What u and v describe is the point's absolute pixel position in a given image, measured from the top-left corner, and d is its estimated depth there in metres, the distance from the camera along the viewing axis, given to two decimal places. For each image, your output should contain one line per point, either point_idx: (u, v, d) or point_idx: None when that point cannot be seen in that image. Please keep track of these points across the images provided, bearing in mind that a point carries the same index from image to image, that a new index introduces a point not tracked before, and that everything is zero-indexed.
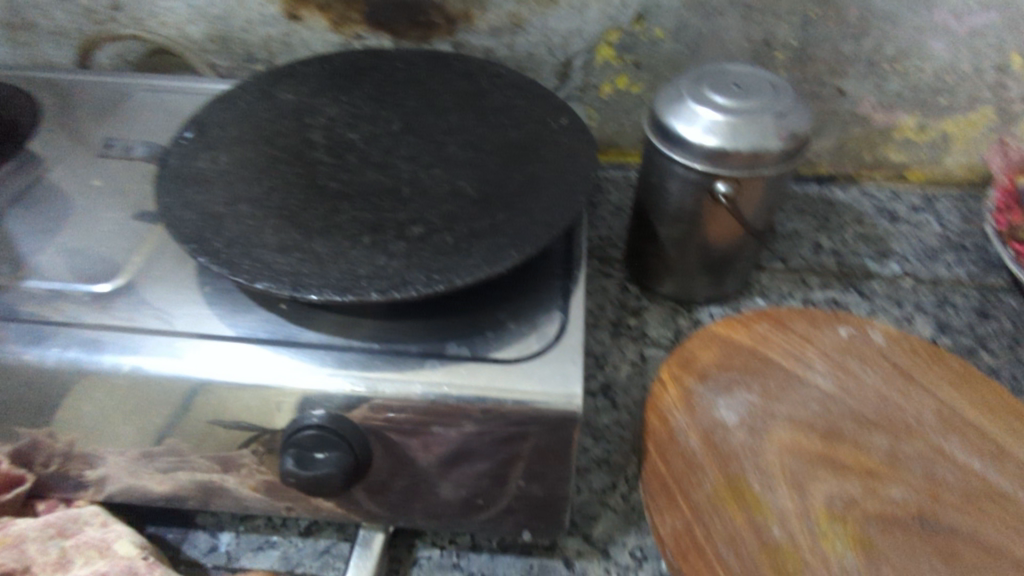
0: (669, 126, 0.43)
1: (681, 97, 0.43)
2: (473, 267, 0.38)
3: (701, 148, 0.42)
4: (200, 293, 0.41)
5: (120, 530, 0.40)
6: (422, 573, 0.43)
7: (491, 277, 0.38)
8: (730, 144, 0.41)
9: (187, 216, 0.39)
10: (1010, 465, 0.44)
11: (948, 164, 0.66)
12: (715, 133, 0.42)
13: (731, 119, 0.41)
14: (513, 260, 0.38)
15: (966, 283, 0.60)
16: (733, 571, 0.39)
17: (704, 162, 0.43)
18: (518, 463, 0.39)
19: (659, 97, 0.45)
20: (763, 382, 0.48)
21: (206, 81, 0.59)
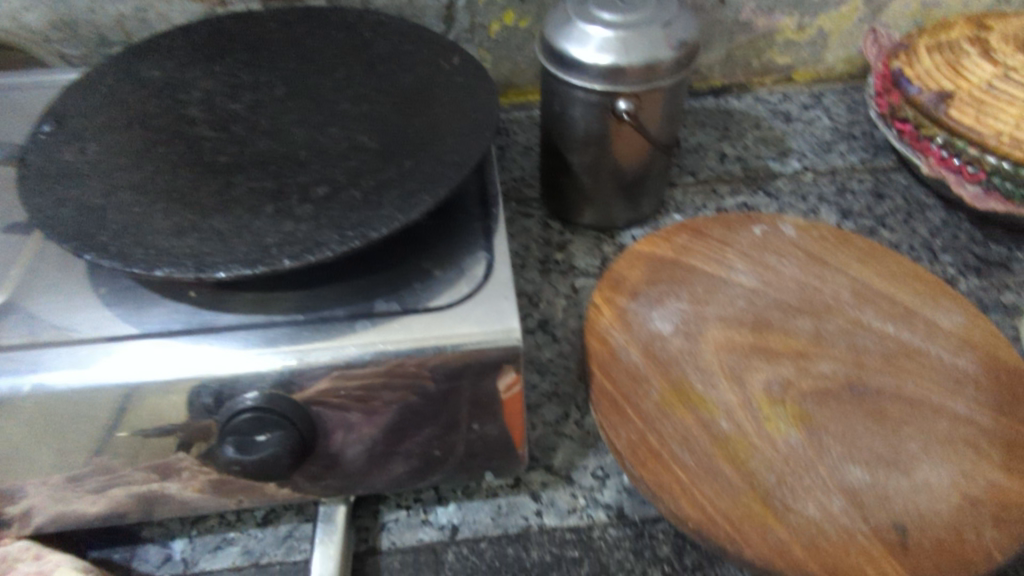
0: (565, 51, 0.49)
1: (572, 23, 0.49)
2: (387, 218, 0.37)
3: (597, 67, 0.48)
4: (96, 297, 0.40)
5: (56, 560, 0.39)
6: (392, 537, 0.42)
7: (408, 225, 0.37)
8: (623, 60, 0.48)
9: (63, 215, 0.37)
10: (918, 323, 0.48)
11: (829, 59, 0.74)
12: (607, 51, 0.48)
13: (619, 36, 0.48)
14: (427, 204, 0.38)
15: (860, 168, 0.67)
16: (690, 469, 0.40)
17: (603, 81, 0.49)
18: (467, 409, 0.39)
19: (558, 22, 0.50)
20: (690, 289, 0.50)
21: (56, 72, 0.58)
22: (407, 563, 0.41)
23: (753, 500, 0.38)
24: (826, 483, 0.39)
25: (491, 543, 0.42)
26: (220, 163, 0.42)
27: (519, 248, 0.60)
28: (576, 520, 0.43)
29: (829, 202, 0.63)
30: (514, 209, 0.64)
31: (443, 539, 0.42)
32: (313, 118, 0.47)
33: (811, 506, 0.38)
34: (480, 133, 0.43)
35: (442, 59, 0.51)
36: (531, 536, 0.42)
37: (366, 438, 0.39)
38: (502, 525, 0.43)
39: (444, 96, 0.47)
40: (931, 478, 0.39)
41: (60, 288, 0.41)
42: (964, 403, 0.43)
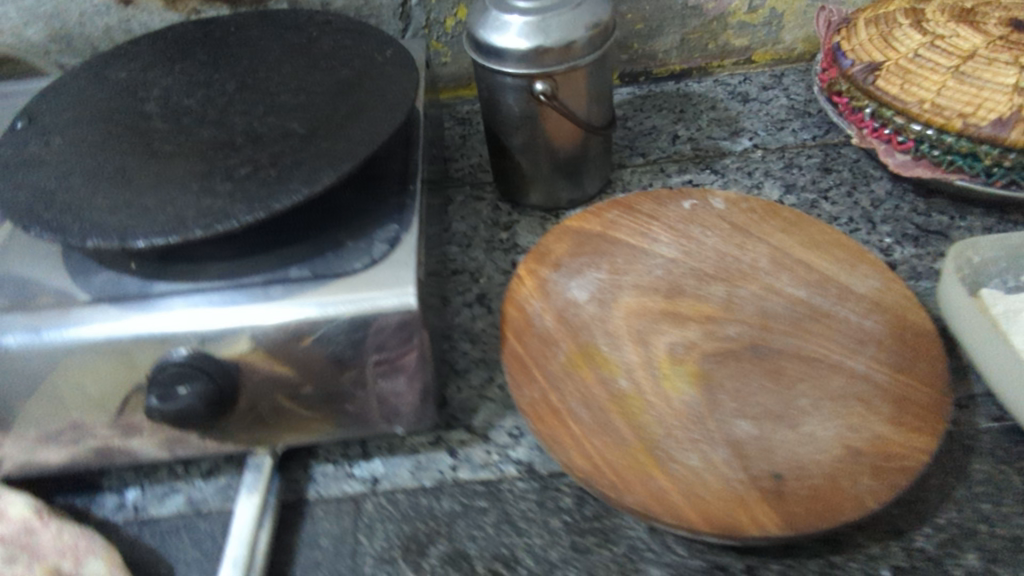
0: (488, 40, 0.53)
1: (491, 13, 0.52)
2: (292, 192, 0.42)
3: (519, 51, 0.51)
4: (58, 268, 0.46)
5: (9, 498, 0.42)
6: (319, 487, 0.46)
7: (311, 197, 0.42)
8: (543, 42, 0.51)
9: (18, 199, 0.44)
10: (831, 288, 0.49)
11: (788, 40, 0.75)
12: (526, 36, 0.51)
13: (535, 21, 0.51)
14: (330, 178, 0.43)
15: (810, 144, 0.67)
16: (585, 423, 0.42)
17: (526, 64, 0.52)
18: (372, 366, 0.43)
19: (480, 14, 0.53)
20: (611, 260, 0.52)
21: (33, 81, 0.63)
22: (328, 511, 0.45)
23: (639, 451, 0.41)
24: (713, 436, 0.41)
25: (407, 493, 0.45)
26: (165, 151, 0.48)
27: (467, 229, 0.63)
28: (488, 474, 0.45)
29: (775, 178, 0.64)
30: (466, 193, 0.67)
31: (364, 491, 0.45)
32: (256, 110, 0.52)
33: (695, 456, 0.40)
34: (393, 116, 0.48)
35: (377, 52, 0.56)
36: (444, 487, 0.45)
37: (402, 393, 0.44)
38: (418, 478, 0.46)
39: (372, 84, 0.52)
40: (817, 431, 0.41)
41: (28, 266, 0.47)
42: (863, 360, 0.44)
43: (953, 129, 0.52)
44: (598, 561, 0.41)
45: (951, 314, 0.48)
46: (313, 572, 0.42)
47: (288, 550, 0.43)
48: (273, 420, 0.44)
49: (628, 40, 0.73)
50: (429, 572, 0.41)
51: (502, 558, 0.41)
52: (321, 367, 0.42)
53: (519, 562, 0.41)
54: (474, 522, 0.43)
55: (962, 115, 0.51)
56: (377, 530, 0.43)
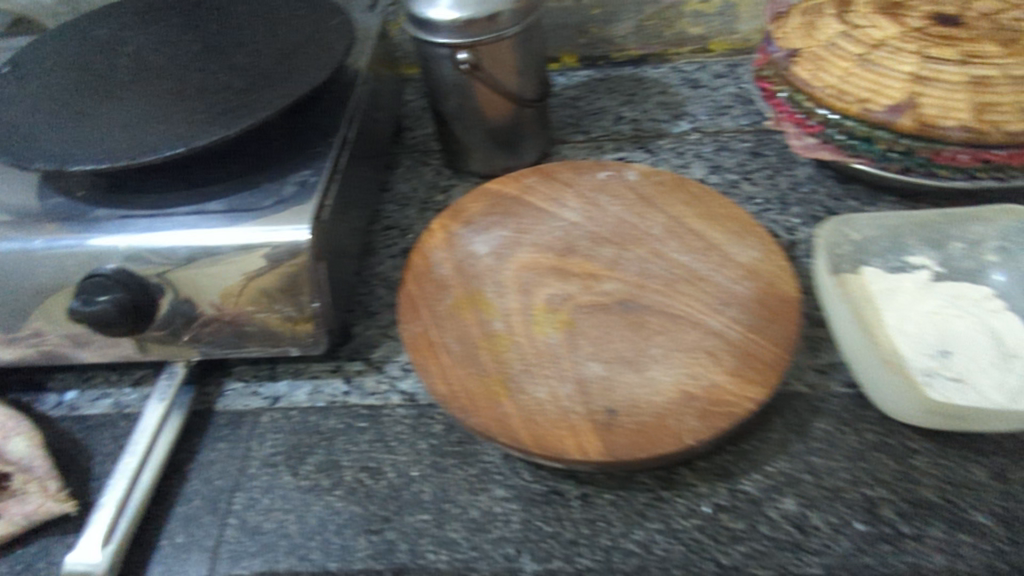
0: (423, 15, 0.56)
1: None
2: (211, 133, 0.48)
3: (452, 22, 0.55)
4: (19, 193, 0.53)
5: None
6: (228, 400, 0.52)
7: (227, 138, 0.48)
8: (473, 13, 0.55)
9: None
10: (714, 256, 0.52)
11: (744, 31, 0.77)
12: (458, 8, 0.55)
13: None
14: (245, 123, 0.49)
15: (746, 130, 0.70)
16: (454, 356, 0.46)
17: (459, 34, 0.56)
18: (267, 293, 0.48)
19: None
20: (518, 220, 0.56)
21: None
22: (231, 421, 0.50)
23: (495, 382, 0.45)
24: (564, 374, 0.45)
25: (300, 411, 0.50)
26: (120, 96, 0.54)
27: (408, 190, 0.68)
28: (374, 400, 0.50)
29: (704, 159, 0.67)
30: (414, 158, 0.72)
31: (264, 406, 0.51)
32: (208, 64, 0.58)
33: (543, 390, 0.44)
34: (318, 75, 0.54)
35: (324, 19, 0.61)
36: (334, 408, 0.50)
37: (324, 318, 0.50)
38: (313, 399, 0.51)
39: (312, 48, 0.58)
40: (659, 376, 0.44)
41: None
42: (722, 320, 0.47)
43: (852, 113, 0.54)
44: (451, 479, 0.45)
45: (825, 294, 0.50)
46: (206, 468, 0.48)
47: (190, 449, 0.49)
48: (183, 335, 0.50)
49: (586, 24, 0.77)
50: (303, 476, 0.46)
51: (368, 470, 0.46)
52: (225, 289, 0.48)
53: (383, 474, 0.46)
54: (352, 439, 0.48)
55: (861, 100, 0.53)
56: (268, 439, 0.49)
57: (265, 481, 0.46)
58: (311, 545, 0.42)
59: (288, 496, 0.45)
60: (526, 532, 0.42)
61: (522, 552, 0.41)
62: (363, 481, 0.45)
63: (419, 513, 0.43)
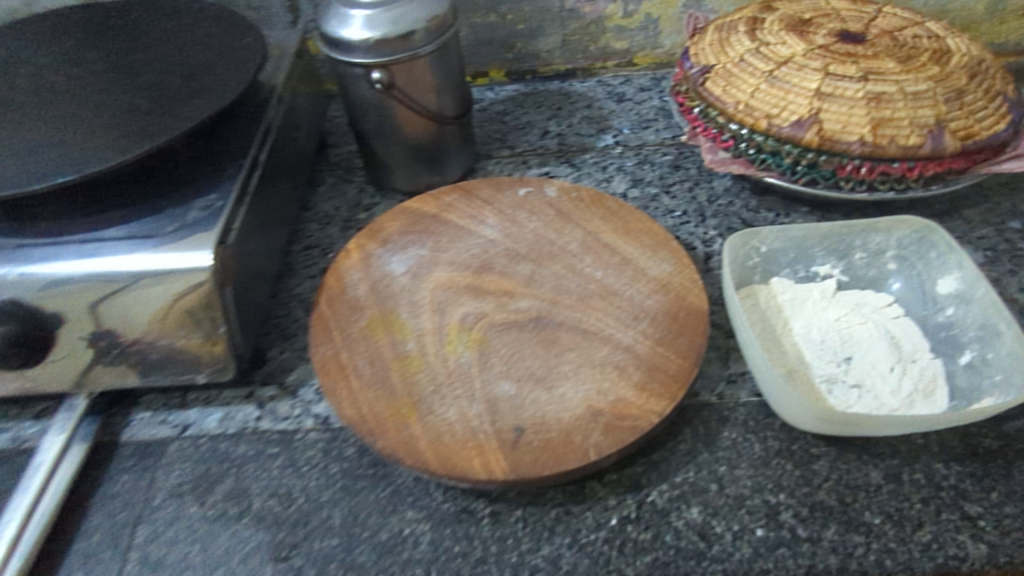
0: (336, 34, 0.55)
1: (339, 9, 0.55)
2: (106, 159, 0.47)
3: (365, 42, 0.54)
4: None
5: None
6: (134, 430, 0.50)
7: (123, 164, 0.47)
8: (387, 32, 0.54)
9: None
10: (627, 269, 0.52)
11: (667, 45, 0.78)
12: (371, 26, 0.54)
13: (379, 13, 0.54)
14: (143, 148, 0.48)
15: (668, 143, 0.71)
16: (364, 379, 0.46)
17: (372, 54, 0.55)
18: (170, 320, 0.47)
19: (328, 12, 0.56)
20: (436, 239, 0.56)
21: None
22: (137, 451, 0.49)
23: (404, 403, 0.44)
24: (474, 393, 0.45)
25: (210, 439, 0.49)
26: (16, 119, 0.52)
27: (331, 209, 0.68)
28: (287, 424, 0.49)
29: (625, 173, 0.68)
30: (339, 176, 0.71)
31: (172, 435, 0.49)
32: (113, 86, 0.56)
33: (452, 410, 0.44)
34: (224, 95, 0.53)
35: (235, 37, 0.60)
36: (245, 434, 0.49)
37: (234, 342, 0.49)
38: (224, 425, 0.50)
39: (221, 67, 0.57)
40: (568, 392, 0.44)
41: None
42: (631, 334, 0.47)
43: (760, 128, 0.55)
44: (362, 502, 0.44)
45: (731, 308, 0.50)
46: (108, 501, 0.46)
47: (91, 482, 0.47)
48: (78, 367, 0.48)
49: (511, 39, 0.77)
50: (211, 505, 0.45)
51: (278, 497, 0.45)
52: (154, 314, 0.46)
53: (292, 500, 0.45)
54: (262, 465, 0.47)
55: (768, 116, 0.55)
56: (175, 469, 0.47)
57: (169, 512, 0.45)
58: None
59: (194, 528, 0.44)
60: (435, 552, 0.41)
61: (431, 574, 0.40)
62: (271, 509, 0.44)
63: (328, 538, 0.43)
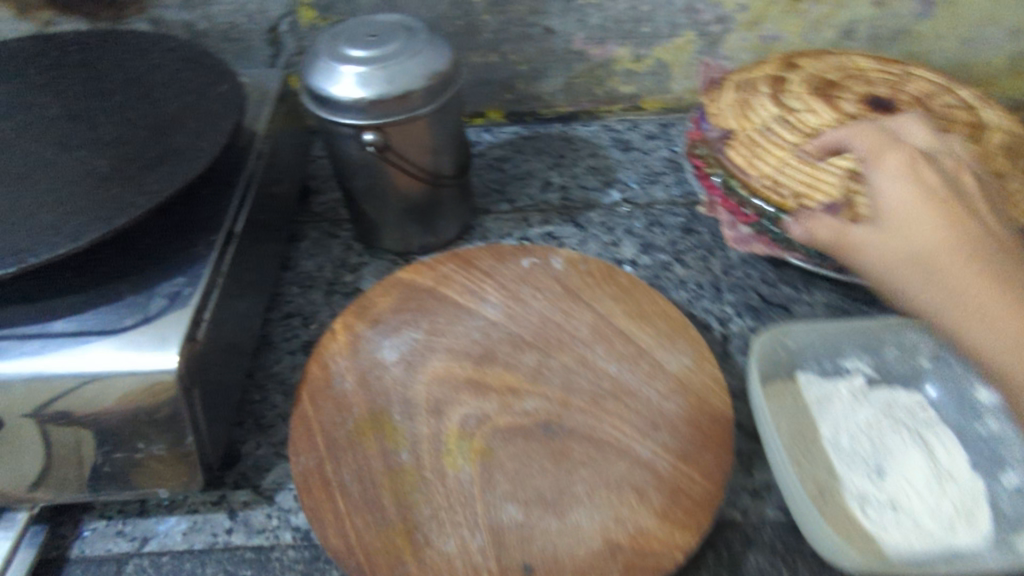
0: (325, 92, 0.50)
1: (328, 65, 0.50)
2: (53, 245, 0.41)
3: (358, 102, 0.49)
4: None
5: None
6: (84, 545, 0.44)
7: (74, 251, 0.41)
8: (382, 91, 0.49)
9: None
10: (644, 363, 0.47)
11: (677, 90, 0.73)
12: (366, 85, 0.49)
13: (375, 71, 0.49)
14: (98, 229, 0.42)
15: (678, 201, 0.66)
16: (351, 499, 0.41)
17: (365, 114, 0.50)
18: (128, 430, 0.41)
19: (317, 65, 0.51)
20: (432, 319, 0.51)
21: None
22: (87, 571, 0.43)
23: (397, 533, 0.39)
24: (476, 519, 0.39)
25: (173, 557, 0.43)
26: None
27: (314, 269, 0.63)
28: (261, 540, 0.44)
29: (634, 236, 0.63)
30: (323, 229, 0.66)
31: (130, 551, 0.43)
32: (68, 142, 0.50)
33: (451, 541, 0.38)
34: (196, 162, 0.47)
35: (209, 87, 0.55)
36: (213, 552, 0.43)
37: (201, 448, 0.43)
38: (190, 540, 0.44)
39: (193, 124, 0.51)
40: (582, 521, 0.39)
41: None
42: (650, 446, 0.43)
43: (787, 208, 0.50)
44: None
45: (757, 411, 0.46)
46: None
47: None
48: (16, 478, 0.42)
49: (512, 79, 0.72)
50: None
51: None
52: (105, 415, 0.40)
53: None
54: None
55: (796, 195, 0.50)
56: None
57: None
58: None
59: None
60: None
61: None
62: None
63: None
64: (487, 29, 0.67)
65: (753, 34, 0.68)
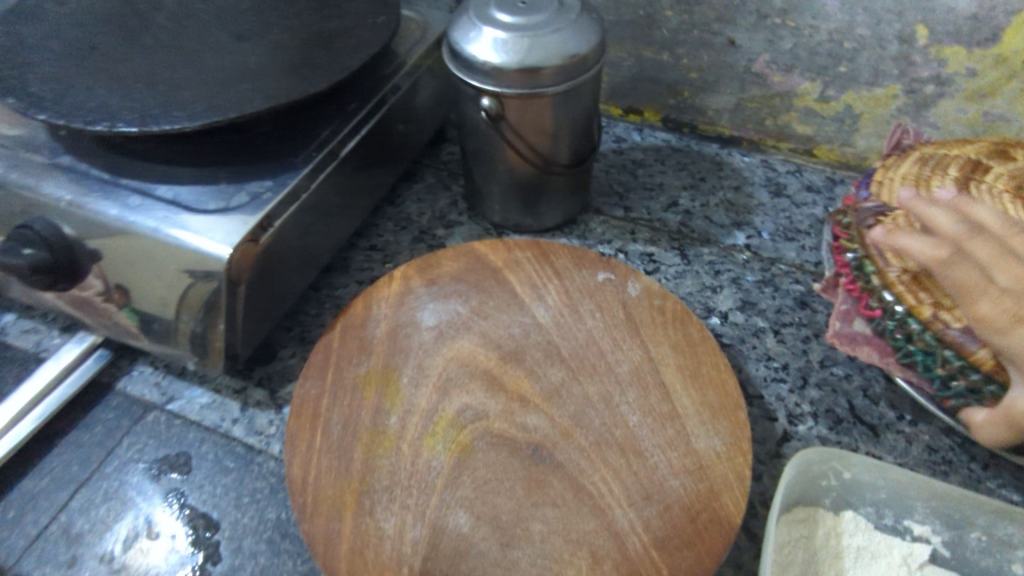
0: (460, 47, 0.49)
1: (472, 21, 0.49)
2: (174, 119, 0.45)
3: (486, 64, 0.48)
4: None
5: None
6: (129, 382, 0.50)
7: (187, 130, 0.45)
8: (512, 60, 0.47)
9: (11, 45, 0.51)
10: (669, 428, 0.43)
11: (861, 146, 0.63)
12: (498, 50, 0.47)
13: (512, 37, 0.47)
14: (214, 116, 0.46)
15: (807, 268, 0.58)
16: (328, 439, 0.42)
17: (489, 79, 0.48)
18: (178, 300, 0.45)
19: (462, 19, 0.50)
20: (482, 299, 0.50)
21: None
22: (121, 405, 0.49)
23: (350, 490, 0.39)
24: (423, 511, 0.39)
25: (183, 422, 0.48)
26: (143, 42, 0.53)
27: (413, 213, 0.64)
28: (255, 440, 0.47)
29: (738, 288, 0.56)
30: (440, 179, 0.67)
31: (157, 402, 0.49)
32: (236, 32, 0.55)
33: (392, 521, 0.38)
34: (320, 81, 0.49)
35: (370, 15, 0.57)
36: (215, 433, 0.47)
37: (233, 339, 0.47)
38: (202, 414, 0.48)
39: (337, 45, 0.53)
40: (521, 561, 0.37)
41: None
42: (630, 517, 0.39)
43: (921, 316, 0.41)
44: (279, 566, 0.41)
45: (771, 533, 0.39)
46: (70, 448, 0.47)
47: (69, 420, 0.48)
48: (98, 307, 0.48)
49: (678, 84, 0.66)
50: (147, 496, 0.44)
51: (205, 520, 0.43)
52: (166, 282, 0.45)
53: (217, 528, 0.43)
54: (213, 475, 0.45)
55: (937, 305, 0.40)
56: (141, 440, 0.47)
57: (112, 484, 0.45)
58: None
59: (121, 513, 0.43)
60: None
61: None
62: (195, 528, 0.43)
63: None
64: (665, 25, 0.63)
65: (973, 106, 0.57)
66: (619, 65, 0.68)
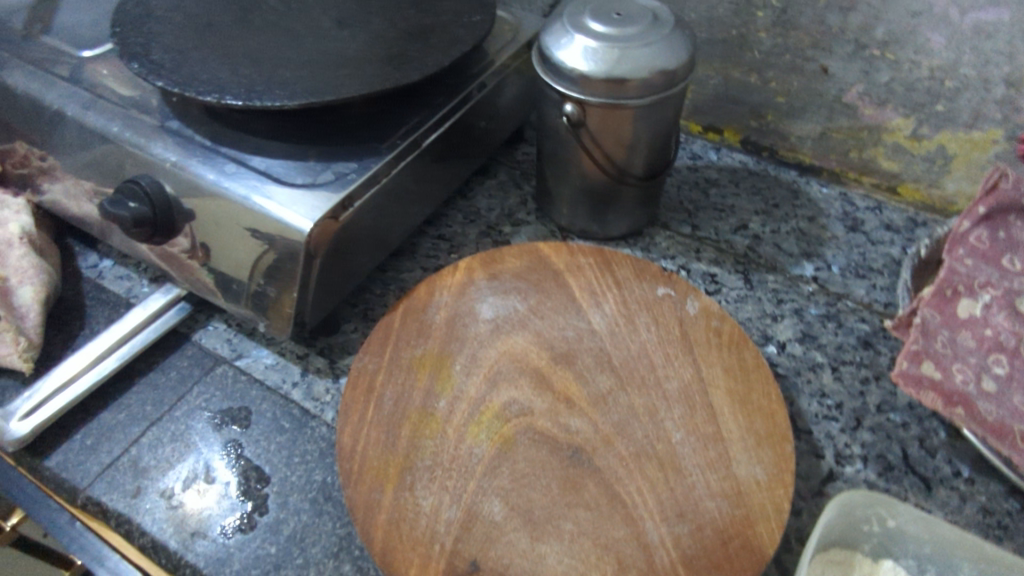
0: (550, 52, 0.50)
1: (564, 28, 0.50)
2: (275, 97, 0.48)
3: (574, 72, 0.49)
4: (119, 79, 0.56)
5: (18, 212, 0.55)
6: (206, 335, 0.54)
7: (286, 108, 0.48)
8: (599, 69, 0.48)
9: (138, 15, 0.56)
10: (711, 449, 0.43)
11: (949, 189, 0.61)
12: (588, 58, 0.48)
13: (602, 48, 0.48)
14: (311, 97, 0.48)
15: (875, 308, 0.56)
16: (380, 414, 0.44)
17: (575, 86, 0.49)
18: (259, 265, 0.48)
19: (555, 25, 0.51)
20: (540, 299, 0.51)
21: None
22: (194, 356, 0.53)
23: (394, 464, 0.41)
24: (460, 495, 0.40)
25: (248, 379, 0.51)
26: (254, 22, 0.57)
27: (483, 208, 0.66)
28: (311, 405, 0.50)
29: (800, 319, 0.55)
30: (512, 178, 0.69)
31: (226, 357, 0.52)
32: (339, 20, 0.58)
33: (429, 500, 0.40)
34: (411, 73, 0.52)
35: (466, 14, 0.59)
36: (275, 394, 0.50)
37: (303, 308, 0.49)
38: (266, 374, 0.51)
39: (432, 40, 0.55)
40: (548, 556, 0.38)
41: (102, 61, 0.58)
42: (661, 531, 0.39)
43: None
44: (320, 526, 0.43)
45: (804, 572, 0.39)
46: (146, 389, 0.50)
47: (149, 363, 0.52)
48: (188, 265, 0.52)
49: (763, 108, 0.66)
50: (209, 444, 0.47)
51: (257, 473, 0.46)
52: (249, 247, 0.48)
53: (267, 482, 0.45)
54: (269, 432, 0.48)
55: None
56: (209, 391, 0.50)
57: (179, 428, 0.48)
58: (171, 513, 0.43)
59: (184, 454, 0.46)
60: None
61: None
62: (248, 479, 0.45)
63: (271, 542, 0.43)
64: (758, 47, 0.62)
65: None
66: (705, 83, 0.67)
